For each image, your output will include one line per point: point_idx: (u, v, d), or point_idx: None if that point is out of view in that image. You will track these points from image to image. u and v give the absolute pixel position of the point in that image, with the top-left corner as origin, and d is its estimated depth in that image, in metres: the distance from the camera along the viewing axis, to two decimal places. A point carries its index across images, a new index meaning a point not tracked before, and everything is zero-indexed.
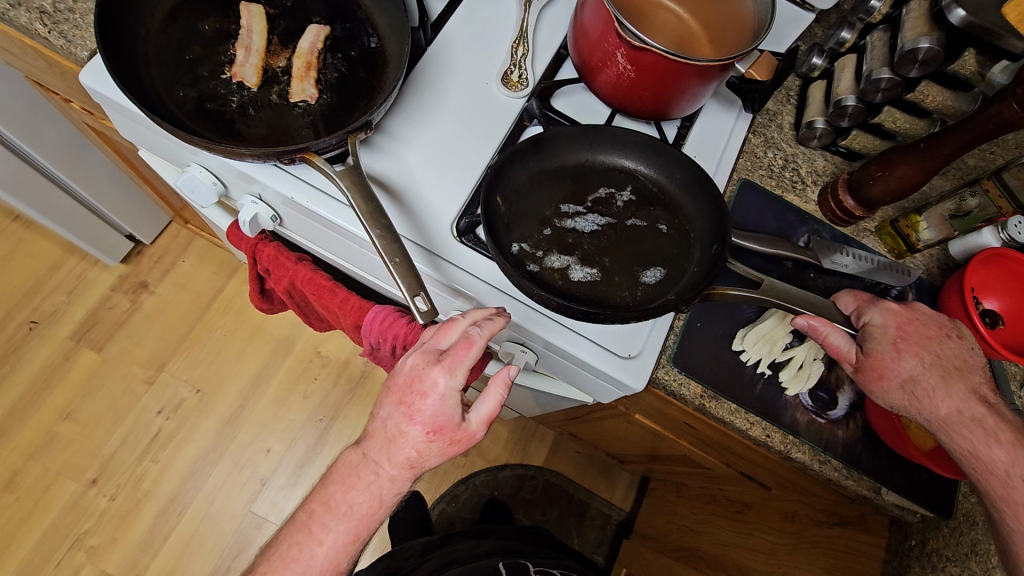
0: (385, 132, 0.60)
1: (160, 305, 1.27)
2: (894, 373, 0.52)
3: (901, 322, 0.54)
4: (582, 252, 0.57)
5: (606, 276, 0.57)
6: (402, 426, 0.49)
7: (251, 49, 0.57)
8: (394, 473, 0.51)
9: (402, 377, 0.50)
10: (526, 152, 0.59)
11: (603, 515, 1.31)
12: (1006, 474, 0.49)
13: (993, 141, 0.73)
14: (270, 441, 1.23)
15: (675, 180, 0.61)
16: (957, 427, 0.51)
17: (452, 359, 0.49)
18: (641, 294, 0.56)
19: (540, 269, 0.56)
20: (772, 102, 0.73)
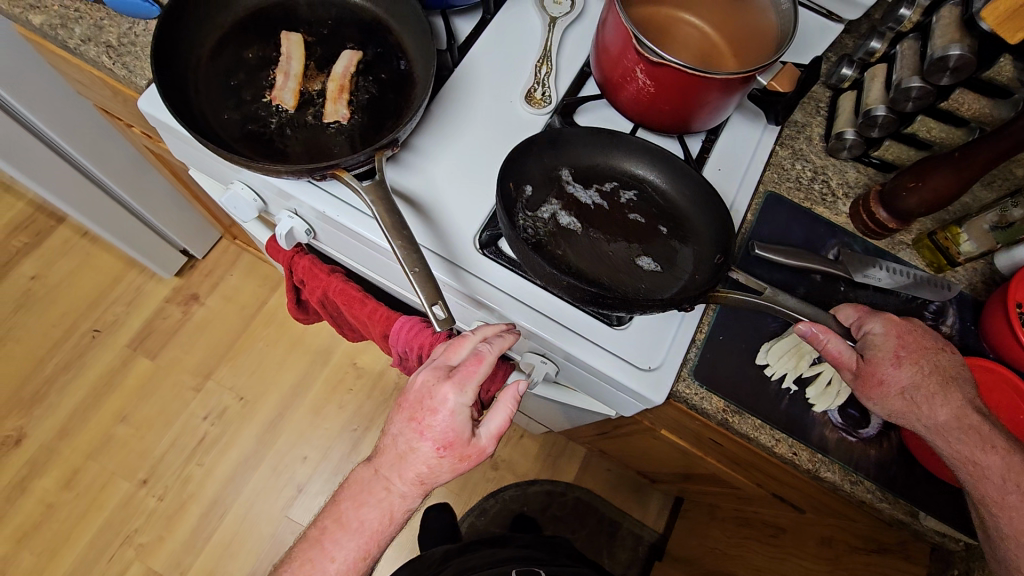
0: (412, 149, 0.63)
1: (209, 315, 1.35)
2: (892, 380, 0.52)
3: (903, 335, 0.53)
4: (583, 228, 0.59)
5: (610, 262, 0.57)
6: (413, 441, 0.51)
7: (289, 74, 0.61)
8: (405, 489, 0.53)
9: (413, 394, 0.51)
10: (543, 146, 0.60)
11: (634, 535, 1.29)
12: (1002, 480, 0.48)
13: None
14: (307, 449, 1.27)
15: (684, 193, 0.61)
16: (952, 432, 0.50)
17: (462, 375, 0.50)
18: (644, 289, 0.56)
19: (544, 239, 0.57)
20: (800, 114, 0.72)
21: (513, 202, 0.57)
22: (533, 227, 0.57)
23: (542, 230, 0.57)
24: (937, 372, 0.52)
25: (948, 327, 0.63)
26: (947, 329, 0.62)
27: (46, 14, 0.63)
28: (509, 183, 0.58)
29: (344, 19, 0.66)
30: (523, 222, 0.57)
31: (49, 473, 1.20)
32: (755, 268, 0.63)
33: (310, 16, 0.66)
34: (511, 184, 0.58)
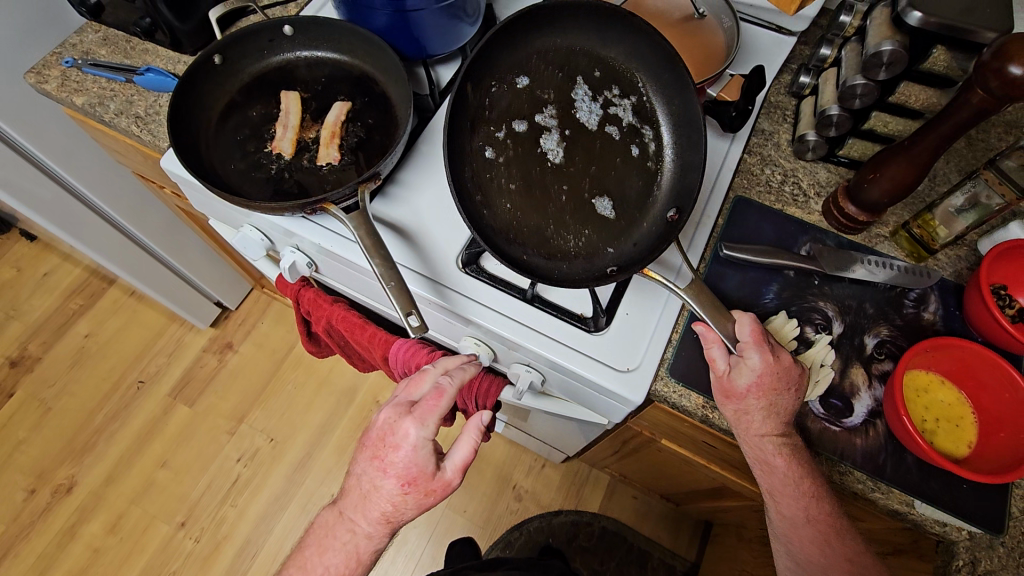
0: (397, 183, 0.69)
1: (242, 362, 1.43)
2: (738, 398, 0.55)
3: (764, 374, 0.53)
4: (559, 142, 0.64)
5: (570, 172, 0.63)
6: (376, 479, 0.58)
7: (288, 126, 0.69)
8: (371, 529, 0.60)
9: (376, 432, 0.59)
10: (532, 33, 0.65)
11: (666, 564, 1.26)
12: (785, 479, 0.54)
13: (992, 128, 0.73)
14: (334, 486, 1.31)
15: (672, 114, 0.64)
16: (755, 443, 0.55)
17: (423, 410, 0.57)
18: (585, 242, 0.62)
19: (498, 178, 0.62)
20: (767, 123, 0.75)
21: (476, 104, 0.63)
22: (505, 134, 0.63)
23: (503, 153, 0.63)
24: (773, 408, 0.54)
25: (931, 313, 0.63)
26: (930, 316, 0.62)
27: (87, 95, 0.74)
28: (508, 77, 0.65)
29: (335, 76, 0.74)
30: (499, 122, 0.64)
31: (96, 518, 1.28)
32: (727, 270, 0.65)
33: (308, 76, 0.75)
34: (508, 80, 0.65)
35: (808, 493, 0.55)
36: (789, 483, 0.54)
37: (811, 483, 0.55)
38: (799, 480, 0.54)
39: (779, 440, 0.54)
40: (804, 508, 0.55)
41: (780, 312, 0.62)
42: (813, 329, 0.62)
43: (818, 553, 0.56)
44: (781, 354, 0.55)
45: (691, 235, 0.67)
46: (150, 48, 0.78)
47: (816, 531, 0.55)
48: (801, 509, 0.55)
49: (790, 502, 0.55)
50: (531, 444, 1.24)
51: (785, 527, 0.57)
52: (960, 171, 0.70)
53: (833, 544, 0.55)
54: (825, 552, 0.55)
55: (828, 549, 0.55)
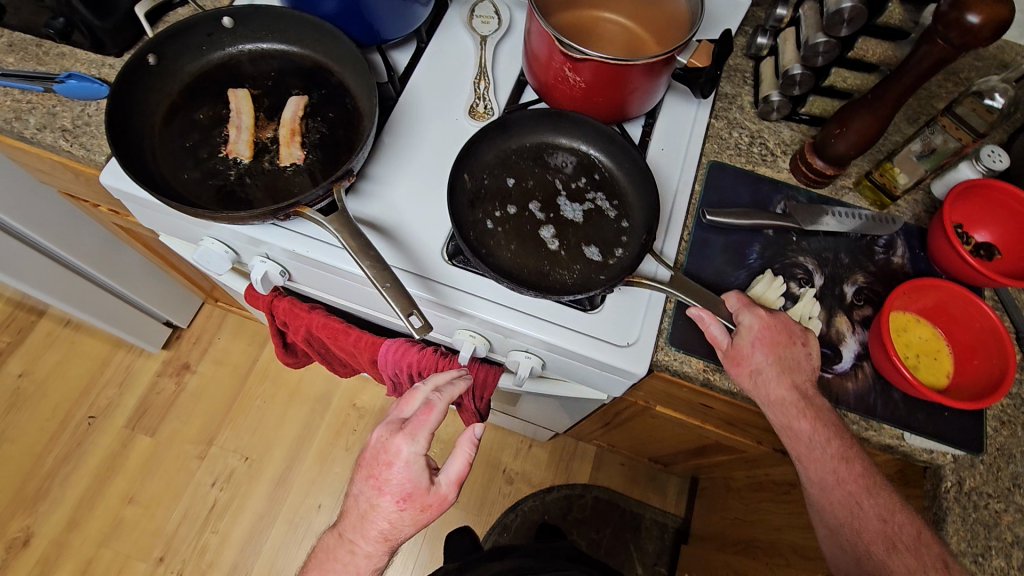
0: (369, 178, 0.66)
1: (203, 382, 1.35)
2: (748, 360, 0.57)
3: (763, 330, 0.57)
4: (554, 230, 0.63)
5: (559, 235, 0.63)
6: (373, 499, 0.56)
7: (241, 127, 0.64)
8: (370, 548, 0.58)
9: (370, 451, 0.57)
10: (494, 131, 0.67)
11: (658, 523, 1.31)
12: (811, 440, 0.56)
13: (940, 78, 0.77)
14: (320, 496, 1.27)
15: (624, 170, 0.67)
16: (775, 406, 0.56)
17: (413, 426, 0.56)
18: (579, 276, 0.61)
19: (495, 238, 0.62)
20: (729, 87, 0.77)
21: (475, 187, 0.64)
22: (502, 215, 0.63)
23: (501, 223, 0.63)
24: (784, 362, 0.56)
25: (899, 257, 0.66)
26: (899, 259, 0.66)
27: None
28: (491, 174, 0.66)
29: (285, 69, 0.69)
30: (493, 201, 0.64)
31: (61, 568, 1.18)
32: (710, 235, 0.66)
33: (254, 72, 0.69)
34: (496, 176, 0.66)
35: (836, 455, 0.55)
36: (815, 446, 0.55)
37: (839, 445, 0.56)
38: (825, 441, 0.55)
39: (798, 401, 0.56)
40: (833, 469, 0.55)
41: (765, 272, 0.64)
42: (797, 283, 0.64)
43: (845, 514, 0.55)
44: (775, 313, 0.59)
45: (671, 204, 0.67)
46: (66, 52, 0.69)
47: (846, 493, 0.55)
48: (831, 473, 0.55)
49: (819, 463, 0.56)
50: (517, 426, 1.25)
51: (818, 494, 0.57)
52: (910, 121, 0.74)
53: (863, 505, 0.55)
54: (858, 518, 0.55)
55: (861, 512, 0.55)
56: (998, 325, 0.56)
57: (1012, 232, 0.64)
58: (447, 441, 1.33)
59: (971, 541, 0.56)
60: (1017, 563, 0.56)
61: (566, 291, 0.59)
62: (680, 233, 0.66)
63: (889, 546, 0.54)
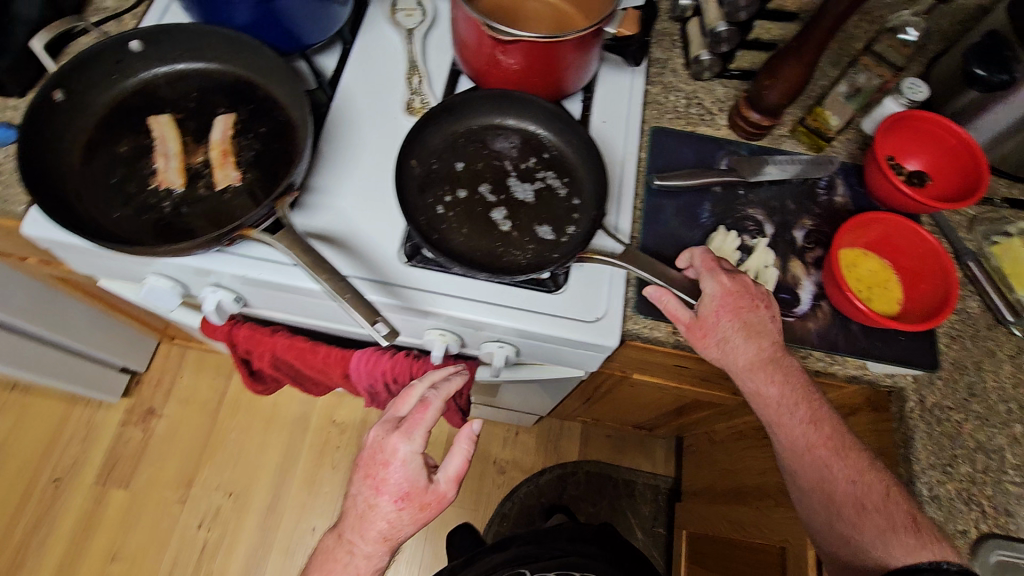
0: (312, 190, 0.65)
1: (171, 424, 1.30)
2: (713, 331, 0.58)
3: (726, 297, 0.58)
4: (505, 210, 0.63)
5: (510, 215, 0.63)
6: (371, 498, 0.57)
7: (169, 155, 0.61)
8: (369, 549, 0.58)
9: (367, 451, 0.58)
10: (438, 114, 0.65)
11: (651, 487, 1.34)
12: (779, 402, 0.58)
13: (857, 19, 0.80)
14: (313, 519, 1.25)
15: (572, 144, 0.66)
16: (743, 372, 0.58)
17: (409, 424, 0.57)
18: (533, 254, 0.61)
19: (447, 223, 0.62)
20: (659, 52, 0.78)
21: (425, 173, 0.63)
22: (452, 200, 0.63)
23: (453, 207, 0.62)
24: (749, 327, 0.58)
25: (841, 196, 0.69)
26: (841, 198, 0.69)
27: None
28: (440, 158, 0.65)
29: (207, 88, 0.66)
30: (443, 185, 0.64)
31: None
32: (662, 200, 0.67)
33: (173, 95, 0.66)
34: (444, 160, 0.65)
35: (805, 419, 0.58)
36: (784, 408, 0.58)
37: (807, 409, 0.59)
38: (793, 406, 0.58)
39: (767, 364, 0.58)
40: (804, 435, 0.58)
41: (718, 229, 0.65)
42: (750, 235, 0.65)
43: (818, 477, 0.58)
44: (738, 279, 0.60)
45: (620, 175, 0.68)
46: None
47: (816, 459, 0.58)
48: (801, 436, 0.58)
49: (792, 428, 0.59)
50: (501, 416, 1.25)
51: (791, 459, 0.60)
52: (834, 65, 0.76)
53: (832, 467, 0.58)
54: (829, 479, 0.58)
55: (832, 475, 0.57)
56: (938, 246, 0.59)
57: (939, 157, 0.68)
58: (434, 442, 1.32)
59: (939, 453, 0.60)
60: (981, 466, 0.59)
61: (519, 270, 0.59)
62: (632, 203, 0.66)
63: (860, 508, 0.56)
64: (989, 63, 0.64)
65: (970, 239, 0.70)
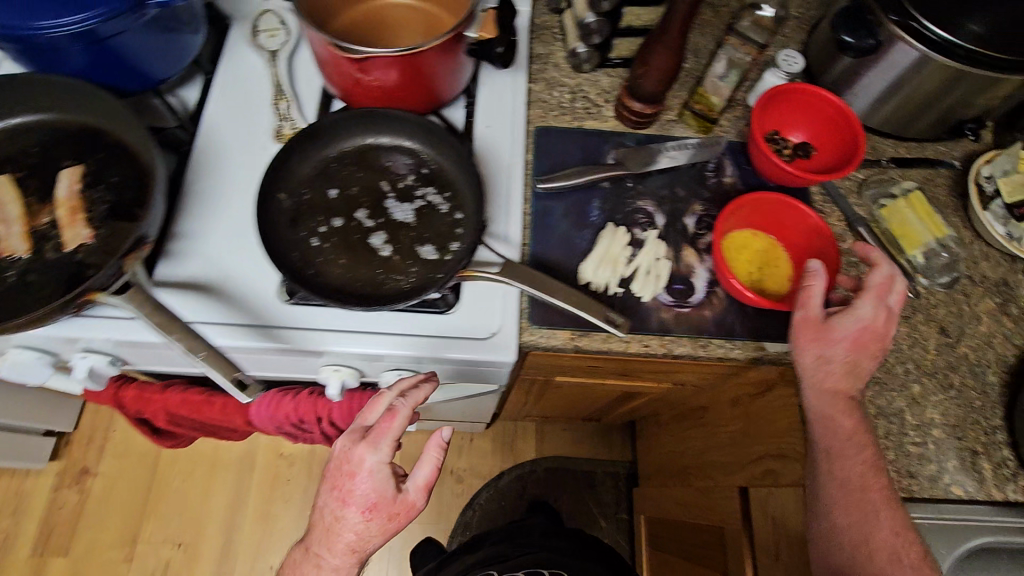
0: (178, 236, 0.61)
1: (109, 481, 1.24)
2: (834, 339, 0.56)
3: (861, 333, 0.56)
4: (385, 234, 0.60)
5: (391, 239, 0.60)
6: (338, 510, 0.53)
7: (10, 220, 0.57)
8: (338, 562, 0.54)
9: (333, 462, 0.54)
10: (301, 142, 0.61)
11: (611, 474, 1.34)
12: (843, 437, 0.54)
13: None
14: (270, 557, 1.21)
15: (449, 157, 0.63)
16: (820, 393, 0.55)
17: (376, 434, 0.53)
18: (417, 277, 0.59)
19: (323, 256, 0.59)
20: (540, 47, 0.75)
21: (295, 206, 0.60)
22: (327, 230, 0.60)
23: (328, 238, 0.59)
24: (852, 364, 0.56)
25: (729, 177, 0.68)
26: (730, 179, 0.68)
27: None
28: (311, 187, 0.61)
29: (49, 140, 0.61)
30: (315, 216, 0.60)
31: None
32: (550, 202, 0.66)
33: (11, 151, 0.60)
34: (315, 189, 0.61)
35: (865, 462, 0.54)
36: (846, 441, 0.54)
37: (869, 453, 0.54)
38: (851, 442, 0.54)
39: (847, 403, 0.55)
40: (859, 474, 0.53)
41: (607, 225, 0.64)
42: (640, 229, 0.64)
43: (851, 517, 0.52)
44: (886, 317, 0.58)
45: (506, 180, 0.66)
46: None
47: (846, 477, 0.53)
48: (857, 473, 0.53)
49: (852, 463, 0.53)
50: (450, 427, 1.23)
51: (834, 491, 0.53)
52: (716, 40, 0.76)
53: (878, 512, 0.52)
54: (870, 519, 0.52)
55: (876, 522, 0.52)
56: (820, 223, 0.60)
57: (820, 128, 0.68)
58: None
59: None
60: (883, 433, 0.60)
61: (402, 296, 0.57)
62: (520, 209, 0.65)
63: (895, 559, 0.51)
64: (856, 29, 0.64)
65: (859, 204, 0.70)
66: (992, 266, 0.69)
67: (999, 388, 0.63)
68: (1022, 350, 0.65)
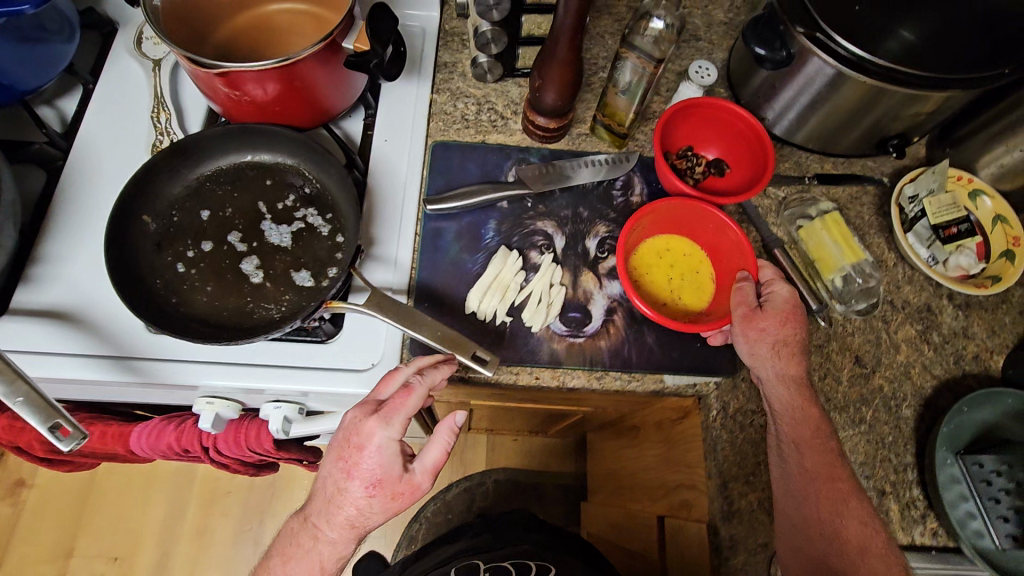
0: (39, 260, 0.57)
1: (44, 493, 1.21)
2: (767, 324, 0.54)
3: (793, 306, 0.55)
4: (257, 260, 0.57)
5: (263, 265, 0.56)
6: (341, 482, 0.49)
7: None
8: (335, 535, 0.51)
9: (342, 433, 0.50)
10: (170, 161, 0.58)
11: (560, 486, 1.29)
12: (796, 434, 0.53)
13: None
14: (208, 572, 1.19)
15: (331, 176, 0.60)
16: (775, 385, 0.54)
17: (389, 409, 0.48)
18: (289, 306, 0.55)
19: (189, 282, 0.55)
20: (447, 56, 0.71)
21: (162, 230, 0.57)
22: (195, 255, 0.56)
23: (196, 264, 0.56)
24: (782, 346, 0.54)
25: (638, 196, 0.65)
26: (638, 198, 0.65)
27: None
28: (183, 209, 0.58)
29: None
30: (184, 240, 0.57)
31: None
32: (444, 224, 0.62)
33: None
34: (187, 210, 0.58)
35: (827, 450, 0.53)
36: (809, 431, 0.53)
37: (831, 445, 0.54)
38: (813, 439, 0.53)
39: (800, 386, 0.54)
40: (828, 469, 0.52)
41: (501, 249, 0.60)
42: (537, 251, 0.61)
43: (831, 515, 0.51)
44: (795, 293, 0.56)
45: (400, 199, 0.63)
46: None
47: (822, 473, 0.52)
48: (821, 463, 0.52)
49: (816, 455, 0.52)
50: None
51: (809, 486, 0.51)
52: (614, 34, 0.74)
53: (847, 504, 0.52)
54: (842, 514, 0.52)
55: (845, 513, 0.52)
56: (728, 222, 0.57)
57: (729, 143, 0.65)
58: None
59: (741, 462, 0.57)
60: None
61: (268, 326, 0.53)
62: (412, 230, 0.61)
63: (863, 546, 0.51)
64: (767, 40, 0.60)
65: (776, 223, 0.68)
66: (914, 291, 0.66)
67: (914, 423, 0.60)
68: (941, 382, 0.61)
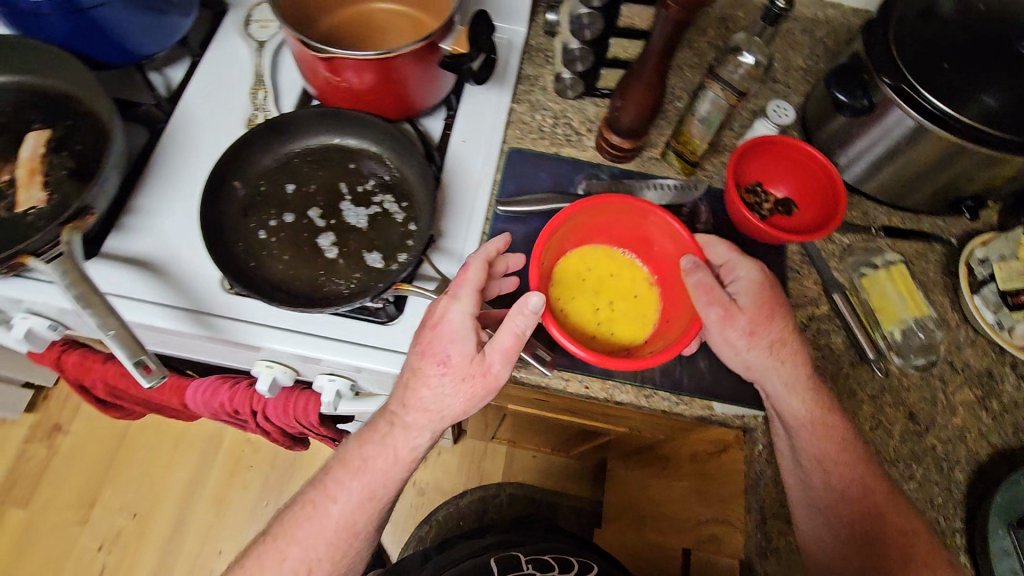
0: (133, 211, 0.61)
1: (77, 442, 1.26)
2: (744, 319, 0.55)
3: (761, 283, 0.57)
4: (333, 236, 0.59)
5: (338, 242, 0.59)
6: (415, 363, 0.51)
7: None
8: (409, 420, 0.52)
9: (421, 320, 0.53)
10: (264, 134, 0.61)
11: (573, 508, 1.27)
12: (823, 450, 0.55)
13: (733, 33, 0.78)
14: (220, 541, 1.21)
15: (412, 167, 0.62)
16: (788, 394, 0.56)
17: (456, 286, 0.51)
18: (358, 284, 0.57)
19: (268, 250, 0.58)
20: (530, 69, 0.74)
21: (250, 198, 0.60)
22: (277, 225, 0.59)
23: (276, 233, 0.59)
24: (775, 342, 0.56)
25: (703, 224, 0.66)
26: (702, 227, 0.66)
27: None
28: (271, 181, 0.61)
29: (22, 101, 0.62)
30: (268, 210, 0.60)
31: None
32: (512, 227, 0.64)
33: None
34: (274, 182, 0.61)
35: (859, 466, 0.55)
36: (831, 434, 0.56)
37: (861, 466, 0.55)
38: (844, 455, 0.56)
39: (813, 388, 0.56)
40: (858, 485, 0.55)
41: None
42: None
43: (854, 524, 0.54)
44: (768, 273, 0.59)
45: (472, 197, 0.65)
46: None
47: (856, 487, 0.55)
48: (852, 479, 0.55)
49: (845, 473, 0.55)
50: None
51: (840, 499, 0.55)
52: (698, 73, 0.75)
53: (883, 514, 0.54)
54: (878, 529, 0.54)
55: (883, 531, 0.53)
56: (670, 221, 0.57)
57: (802, 184, 0.65)
58: None
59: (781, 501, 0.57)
60: None
61: (336, 300, 0.55)
62: (480, 227, 0.63)
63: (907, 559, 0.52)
64: (851, 88, 0.60)
65: (840, 267, 0.67)
66: (976, 355, 0.64)
67: (963, 488, 0.58)
68: (996, 450, 0.60)
